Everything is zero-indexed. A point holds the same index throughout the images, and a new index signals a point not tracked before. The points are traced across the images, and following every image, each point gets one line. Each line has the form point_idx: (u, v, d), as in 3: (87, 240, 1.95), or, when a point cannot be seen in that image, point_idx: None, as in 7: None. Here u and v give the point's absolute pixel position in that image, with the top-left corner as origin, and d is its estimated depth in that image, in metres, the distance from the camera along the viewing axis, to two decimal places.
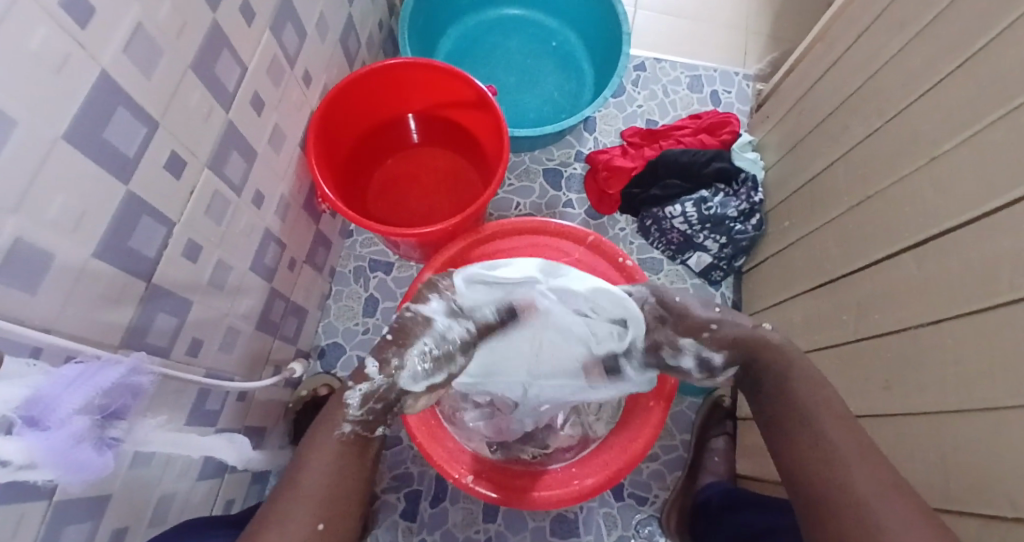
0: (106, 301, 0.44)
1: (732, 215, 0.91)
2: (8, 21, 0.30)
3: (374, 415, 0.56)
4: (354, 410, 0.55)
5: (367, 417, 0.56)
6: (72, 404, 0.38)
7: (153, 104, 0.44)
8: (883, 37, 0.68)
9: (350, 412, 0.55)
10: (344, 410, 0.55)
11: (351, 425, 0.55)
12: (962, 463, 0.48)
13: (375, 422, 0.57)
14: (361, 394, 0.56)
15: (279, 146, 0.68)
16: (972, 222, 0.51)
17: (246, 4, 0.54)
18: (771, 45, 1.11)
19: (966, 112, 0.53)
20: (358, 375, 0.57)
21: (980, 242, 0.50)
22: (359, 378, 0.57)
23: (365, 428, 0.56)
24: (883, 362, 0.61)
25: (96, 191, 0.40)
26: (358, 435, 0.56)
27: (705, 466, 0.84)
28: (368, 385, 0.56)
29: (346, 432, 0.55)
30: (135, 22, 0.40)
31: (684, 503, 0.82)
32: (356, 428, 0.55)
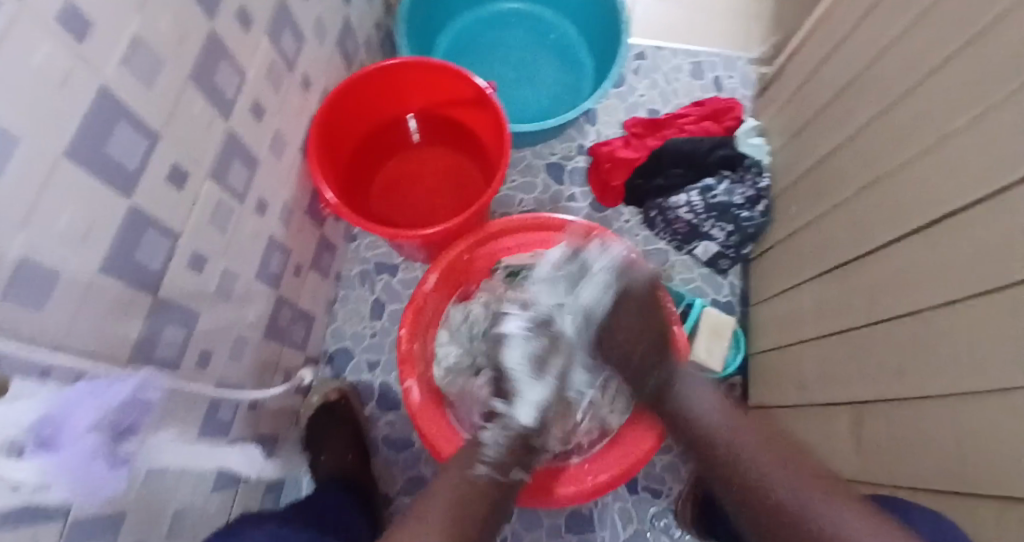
0: (115, 315, 0.44)
1: (738, 203, 0.89)
2: (12, 42, 0.29)
3: (504, 459, 0.65)
4: (489, 452, 0.65)
5: (501, 461, 0.65)
6: (82, 422, 0.38)
7: (153, 116, 0.44)
8: (889, 15, 0.67)
9: (485, 455, 0.65)
10: (480, 452, 0.65)
11: (486, 467, 0.63)
12: (978, 446, 0.48)
13: (507, 466, 0.65)
14: (496, 439, 0.66)
15: (281, 154, 0.67)
16: (983, 200, 0.50)
17: (244, 11, 0.53)
18: (772, 27, 1.10)
19: (976, 86, 0.52)
20: (491, 415, 0.71)
21: (989, 221, 0.49)
22: (494, 419, 0.70)
23: (498, 473, 0.64)
24: (894, 346, 0.60)
25: (99, 206, 0.40)
26: (493, 478, 0.63)
27: None
28: (505, 426, 0.68)
29: (483, 473, 0.63)
30: (136, 34, 0.40)
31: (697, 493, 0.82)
32: (492, 470, 0.63)
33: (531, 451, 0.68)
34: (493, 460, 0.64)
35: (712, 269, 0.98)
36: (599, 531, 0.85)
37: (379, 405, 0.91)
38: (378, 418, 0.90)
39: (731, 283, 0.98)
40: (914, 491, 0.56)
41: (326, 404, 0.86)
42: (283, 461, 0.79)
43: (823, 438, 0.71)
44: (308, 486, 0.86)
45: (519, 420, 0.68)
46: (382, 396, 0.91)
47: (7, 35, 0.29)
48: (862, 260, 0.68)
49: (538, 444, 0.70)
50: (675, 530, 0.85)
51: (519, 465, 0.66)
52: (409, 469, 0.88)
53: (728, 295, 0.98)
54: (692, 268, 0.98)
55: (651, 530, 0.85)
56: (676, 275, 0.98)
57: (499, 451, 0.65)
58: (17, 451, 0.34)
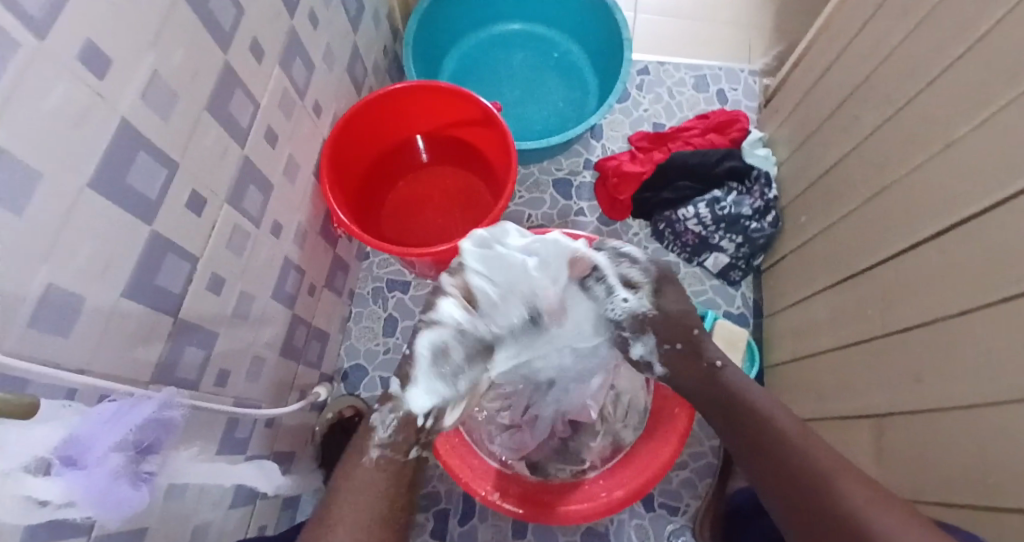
0: (137, 338, 0.45)
1: (747, 214, 0.90)
2: (31, 79, 0.31)
3: (401, 437, 0.53)
4: (380, 434, 0.53)
5: (398, 442, 0.53)
6: (106, 443, 0.39)
7: (172, 146, 0.46)
8: (887, 25, 0.68)
9: (378, 436, 0.53)
10: (372, 434, 0.53)
11: (379, 449, 0.53)
12: (1002, 458, 0.47)
13: (405, 444, 0.53)
14: (395, 418, 0.53)
15: (294, 177, 0.69)
16: (998, 205, 0.49)
17: (256, 43, 0.56)
18: (774, 39, 1.11)
19: (981, 92, 0.52)
20: (384, 396, 0.55)
21: (1003, 227, 0.48)
22: (386, 400, 0.54)
23: (398, 453, 0.53)
24: (912, 354, 0.60)
25: (121, 234, 0.42)
26: (389, 461, 0.53)
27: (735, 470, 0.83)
28: (397, 409, 0.53)
29: (376, 456, 0.53)
30: (151, 69, 0.42)
31: (717, 509, 0.81)
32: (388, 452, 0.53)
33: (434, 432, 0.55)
34: (385, 440, 0.53)
35: (723, 280, 0.97)
36: None
37: None
38: None
39: (743, 294, 0.97)
40: (940, 503, 0.54)
41: (341, 421, 0.87)
42: (300, 479, 0.80)
43: (844, 448, 0.70)
44: None
45: (418, 405, 0.53)
46: None
47: (27, 75, 0.31)
48: (874, 270, 0.67)
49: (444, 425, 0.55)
50: None
51: (420, 444, 0.54)
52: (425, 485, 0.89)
53: (741, 305, 0.97)
54: (703, 280, 0.98)
55: None
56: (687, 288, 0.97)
57: (393, 431, 0.53)
58: (40, 471, 0.35)
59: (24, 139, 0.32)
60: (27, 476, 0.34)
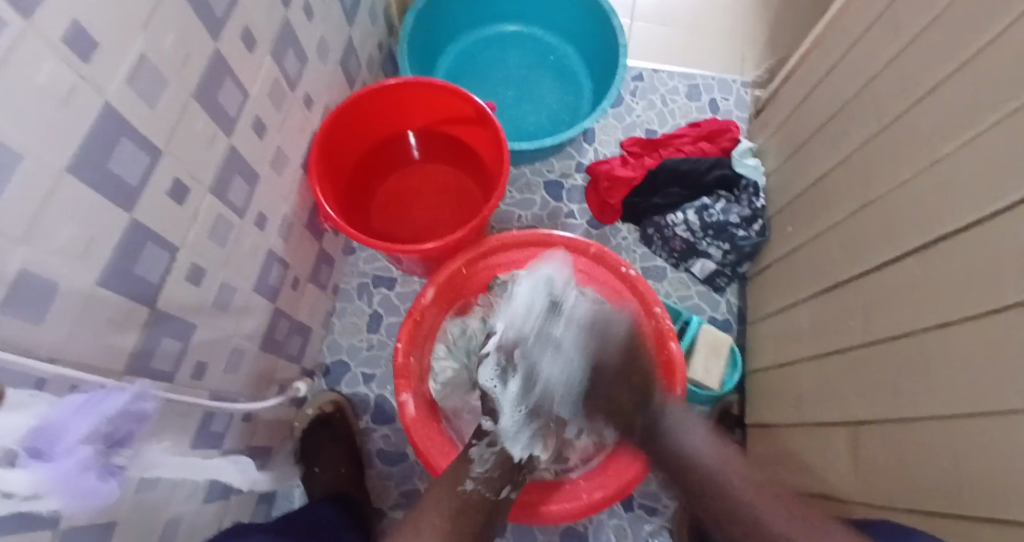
0: (113, 327, 0.44)
1: (734, 221, 0.90)
2: (16, 59, 0.30)
3: (495, 472, 0.66)
4: (477, 468, 0.66)
5: (491, 477, 0.66)
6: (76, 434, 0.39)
7: (157, 132, 0.45)
8: (878, 44, 0.69)
9: (475, 472, 0.66)
10: (469, 469, 0.66)
11: (475, 481, 0.65)
12: (974, 474, 0.48)
13: (497, 482, 0.66)
14: (484, 454, 0.67)
15: (282, 168, 0.68)
16: (976, 224, 0.51)
17: (249, 31, 0.55)
18: (767, 51, 1.12)
19: (966, 114, 0.53)
20: (479, 433, 0.70)
21: (984, 247, 0.49)
22: (480, 435, 0.70)
23: (489, 490, 0.65)
24: (890, 367, 0.60)
25: (100, 220, 0.41)
26: (481, 493, 0.64)
27: None
28: (490, 440, 0.69)
29: (470, 487, 0.64)
30: (140, 53, 0.41)
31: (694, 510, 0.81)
32: (480, 487, 0.65)
33: (518, 470, 0.69)
34: (481, 475, 0.65)
35: (709, 287, 0.98)
36: None
37: (373, 418, 0.91)
38: (372, 432, 0.90)
39: (727, 301, 0.98)
40: (909, 513, 0.55)
41: (322, 417, 0.86)
42: (278, 474, 0.79)
43: (820, 456, 0.71)
44: (301, 499, 0.85)
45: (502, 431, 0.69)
46: (377, 409, 0.92)
47: (14, 54, 0.30)
48: (858, 282, 0.68)
49: (525, 460, 0.70)
50: None
51: (507, 481, 0.67)
52: (403, 482, 0.88)
53: (725, 312, 0.98)
54: (689, 286, 0.98)
55: None
56: (673, 293, 0.98)
57: (486, 466, 0.66)
58: (9, 461, 0.34)
59: (5, 118, 0.31)
60: None
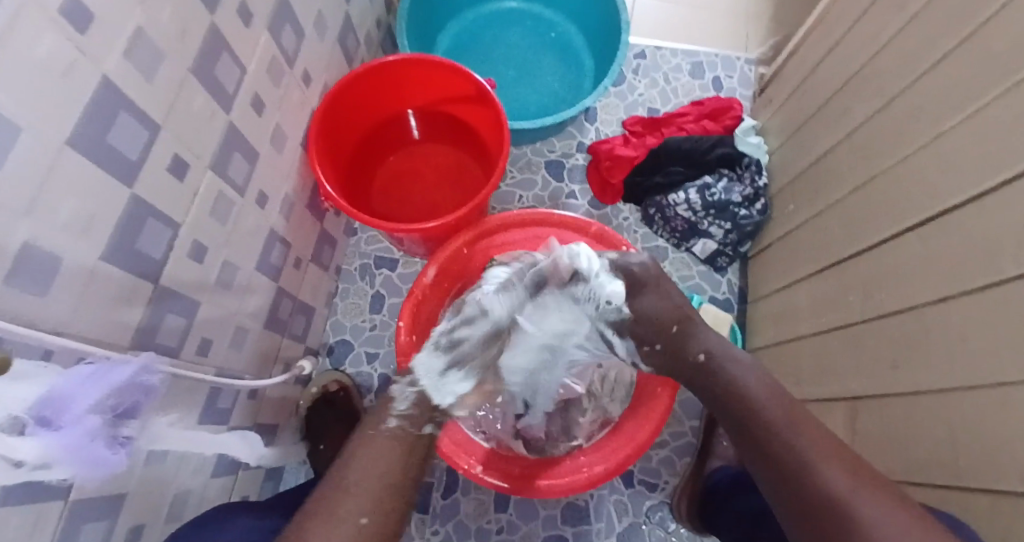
0: (118, 303, 0.45)
1: (736, 201, 0.89)
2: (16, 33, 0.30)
3: (418, 412, 0.56)
4: (400, 405, 0.56)
5: (413, 414, 0.56)
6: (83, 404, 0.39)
7: (154, 108, 0.45)
8: (883, 15, 0.68)
9: (397, 408, 0.55)
10: (391, 405, 0.56)
11: (397, 419, 0.54)
12: (972, 444, 0.48)
13: (419, 420, 0.56)
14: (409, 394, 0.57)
15: (282, 147, 0.68)
16: (966, 203, 0.51)
17: (244, 6, 0.55)
18: (772, 27, 1.10)
19: (970, 84, 0.52)
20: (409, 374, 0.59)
21: (978, 220, 0.50)
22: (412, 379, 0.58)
23: (411, 426, 0.55)
24: (887, 342, 0.61)
25: (101, 196, 0.41)
26: (406, 431, 0.54)
27: (713, 450, 0.84)
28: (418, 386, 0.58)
29: (392, 426, 0.54)
30: (136, 27, 0.41)
31: (695, 488, 0.82)
32: (405, 423, 0.54)
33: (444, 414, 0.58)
34: (403, 410, 0.56)
35: (710, 267, 0.97)
36: (595, 524, 0.86)
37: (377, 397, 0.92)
38: None
39: (729, 280, 0.97)
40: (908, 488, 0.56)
41: (324, 395, 0.87)
42: (283, 451, 0.80)
43: None
44: (307, 475, 0.87)
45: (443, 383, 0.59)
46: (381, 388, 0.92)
47: (14, 27, 0.30)
48: (859, 258, 0.68)
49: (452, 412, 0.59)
50: (669, 524, 0.86)
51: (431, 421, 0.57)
52: None
53: (726, 292, 0.97)
54: (690, 266, 0.97)
55: (647, 523, 0.86)
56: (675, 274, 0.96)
57: (411, 404, 0.56)
58: (17, 430, 0.35)
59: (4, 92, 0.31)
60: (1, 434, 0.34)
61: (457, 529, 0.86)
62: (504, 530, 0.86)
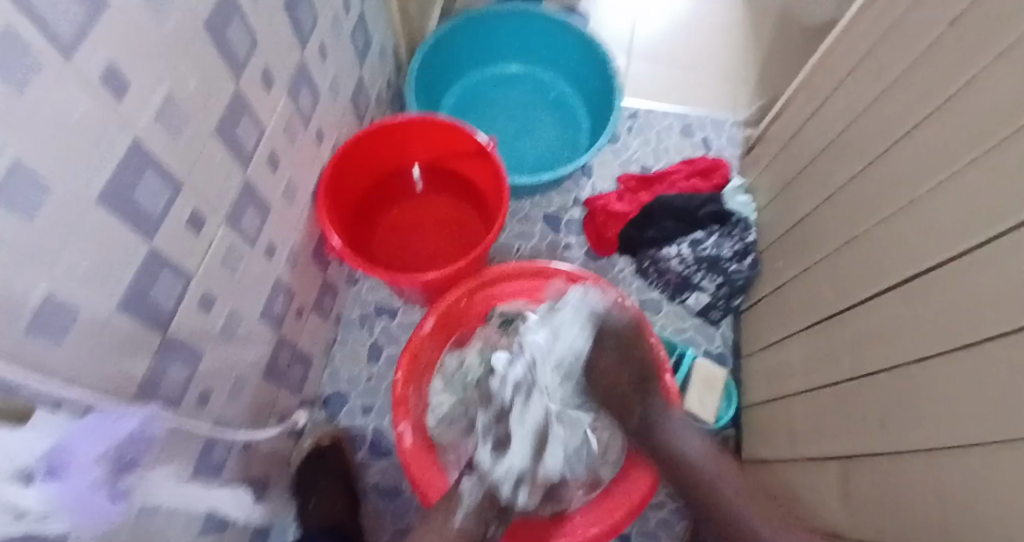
0: (127, 354, 0.46)
1: (726, 256, 0.92)
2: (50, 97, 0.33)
3: (483, 504, 0.67)
4: (468, 499, 0.66)
5: (478, 509, 0.66)
6: (85, 452, 0.38)
7: (178, 166, 0.48)
8: (860, 89, 0.73)
9: (465, 501, 0.66)
10: (459, 499, 0.66)
11: (465, 513, 0.66)
12: (957, 501, 0.48)
13: (485, 513, 0.67)
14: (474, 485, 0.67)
15: (292, 200, 0.71)
16: (945, 264, 0.54)
17: (266, 72, 0.59)
18: (757, 93, 1.17)
19: (941, 156, 0.56)
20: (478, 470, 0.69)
21: (954, 283, 0.53)
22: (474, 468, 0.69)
23: (474, 523, 0.66)
24: (878, 398, 0.62)
25: (121, 248, 0.43)
26: (469, 526, 0.66)
27: None
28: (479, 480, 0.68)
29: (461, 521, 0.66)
30: (167, 93, 0.44)
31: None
32: (468, 518, 0.66)
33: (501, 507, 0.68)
34: (470, 508, 0.66)
35: (704, 319, 0.99)
36: None
37: (370, 451, 0.90)
38: (370, 463, 0.90)
39: (722, 334, 0.99)
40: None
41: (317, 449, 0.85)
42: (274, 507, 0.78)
43: (811, 490, 0.71)
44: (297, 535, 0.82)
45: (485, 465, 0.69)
46: (375, 440, 0.91)
47: (51, 89, 0.33)
48: (847, 313, 0.70)
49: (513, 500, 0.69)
50: None
51: (492, 517, 0.68)
52: (398, 519, 0.87)
53: (720, 345, 0.99)
54: (684, 318, 1.00)
55: None
56: (668, 326, 0.99)
57: (475, 497, 0.66)
58: (24, 479, 0.33)
59: (42, 149, 0.33)
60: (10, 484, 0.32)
61: None
62: None
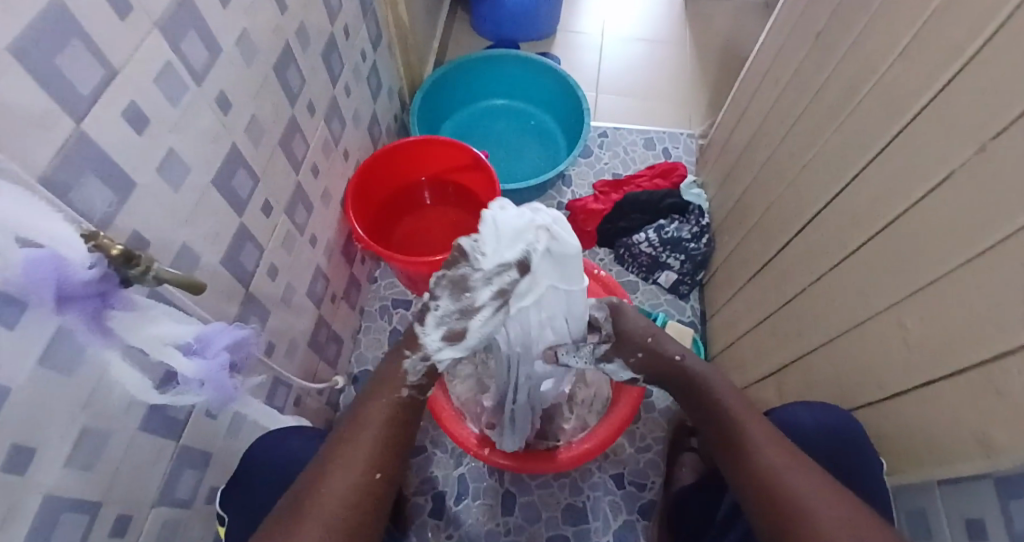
0: (225, 298, 0.63)
1: (687, 237, 1.09)
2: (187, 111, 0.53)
3: (426, 380, 0.66)
4: (410, 376, 0.65)
5: (422, 384, 0.66)
6: (219, 343, 0.54)
7: (256, 165, 0.67)
8: (764, 93, 0.92)
9: (408, 379, 0.65)
10: (403, 377, 0.64)
11: (409, 389, 0.65)
12: (852, 375, 0.64)
13: (426, 385, 0.67)
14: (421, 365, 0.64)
15: (328, 202, 0.89)
16: (820, 209, 0.71)
17: (310, 103, 0.79)
18: (705, 111, 1.38)
19: (808, 135, 0.75)
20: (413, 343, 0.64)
21: (822, 222, 0.70)
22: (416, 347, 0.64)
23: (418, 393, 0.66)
24: (788, 321, 0.77)
25: (223, 218, 0.61)
26: (414, 399, 0.65)
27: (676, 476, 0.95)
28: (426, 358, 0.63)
29: (404, 394, 0.65)
30: (250, 112, 0.64)
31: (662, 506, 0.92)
32: (415, 392, 0.65)
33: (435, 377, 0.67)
34: (415, 382, 0.65)
35: (675, 295, 1.14)
36: (593, 521, 0.97)
37: None
38: None
39: (692, 306, 1.13)
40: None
41: None
42: None
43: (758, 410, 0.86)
44: None
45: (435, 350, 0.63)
46: None
47: (188, 105, 0.53)
48: (765, 266, 0.86)
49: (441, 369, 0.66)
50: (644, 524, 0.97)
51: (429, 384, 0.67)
52: (422, 471, 1.00)
53: (691, 315, 1.12)
54: (658, 295, 1.14)
55: (639, 519, 0.97)
56: (646, 302, 1.13)
57: (420, 376, 0.65)
58: (182, 351, 0.49)
59: (182, 141, 0.53)
60: (174, 353, 0.48)
61: (470, 533, 0.96)
62: (512, 531, 0.96)
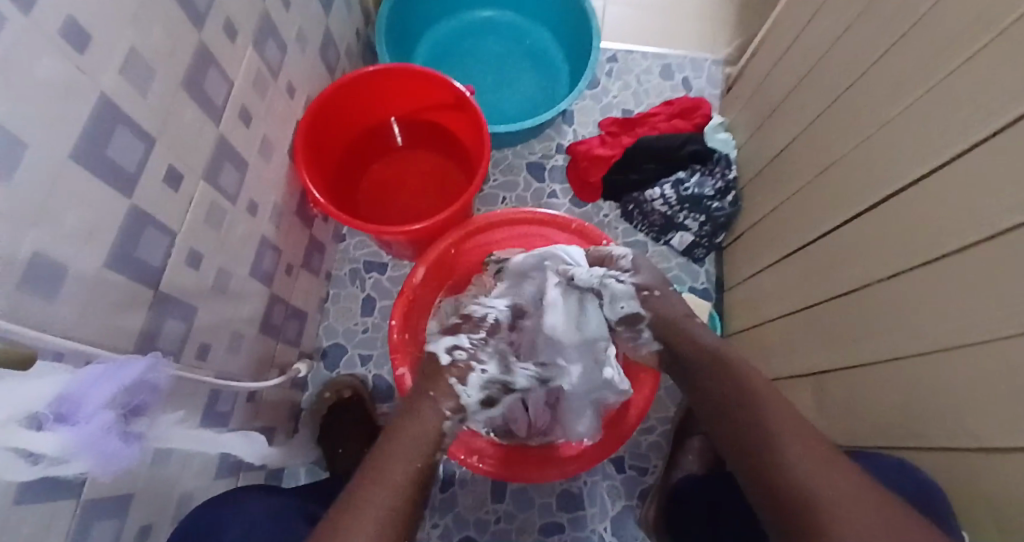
0: (119, 307, 0.47)
1: (709, 194, 0.93)
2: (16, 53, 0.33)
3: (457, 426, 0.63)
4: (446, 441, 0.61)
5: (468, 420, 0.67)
6: (96, 397, 0.41)
7: (148, 123, 0.48)
8: (832, 17, 0.72)
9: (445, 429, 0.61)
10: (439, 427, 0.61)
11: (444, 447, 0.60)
12: (925, 405, 0.52)
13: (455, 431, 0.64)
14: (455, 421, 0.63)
15: (270, 156, 0.71)
16: (907, 187, 0.55)
17: (229, 23, 0.58)
18: (736, 29, 1.15)
19: (901, 85, 0.58)
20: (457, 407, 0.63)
21: (911, 205, 0.54)
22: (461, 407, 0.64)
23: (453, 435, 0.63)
24: (847, 318, 0.64)
25: (102, 202, 0.44)
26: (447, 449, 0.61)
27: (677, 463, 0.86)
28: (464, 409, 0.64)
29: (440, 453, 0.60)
30: (128, 45, 0.44)
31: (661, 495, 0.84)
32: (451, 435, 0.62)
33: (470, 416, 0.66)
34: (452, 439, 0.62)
35: (688, 258, 1.00)
36: (589, 508, 0.89)
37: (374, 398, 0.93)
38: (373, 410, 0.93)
39: (706, 271, 1.00)
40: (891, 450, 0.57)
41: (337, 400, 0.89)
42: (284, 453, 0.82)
43: None
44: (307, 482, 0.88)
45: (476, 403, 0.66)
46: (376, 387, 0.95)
47: (17, 46, 0.33)
48: (813, 243, 0.72)
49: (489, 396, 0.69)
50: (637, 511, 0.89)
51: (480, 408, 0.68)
52: None
53: (705, 281, 1.00)
54: (669, 258, 1.00)
55: (639, 504, 0.89)
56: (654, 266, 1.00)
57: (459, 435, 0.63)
58: (37, 424, 0.37)
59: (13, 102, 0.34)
60: (23, 430, 0.36)
61: (456, 521, 0.88)
62: (501, 520, 0.88)
